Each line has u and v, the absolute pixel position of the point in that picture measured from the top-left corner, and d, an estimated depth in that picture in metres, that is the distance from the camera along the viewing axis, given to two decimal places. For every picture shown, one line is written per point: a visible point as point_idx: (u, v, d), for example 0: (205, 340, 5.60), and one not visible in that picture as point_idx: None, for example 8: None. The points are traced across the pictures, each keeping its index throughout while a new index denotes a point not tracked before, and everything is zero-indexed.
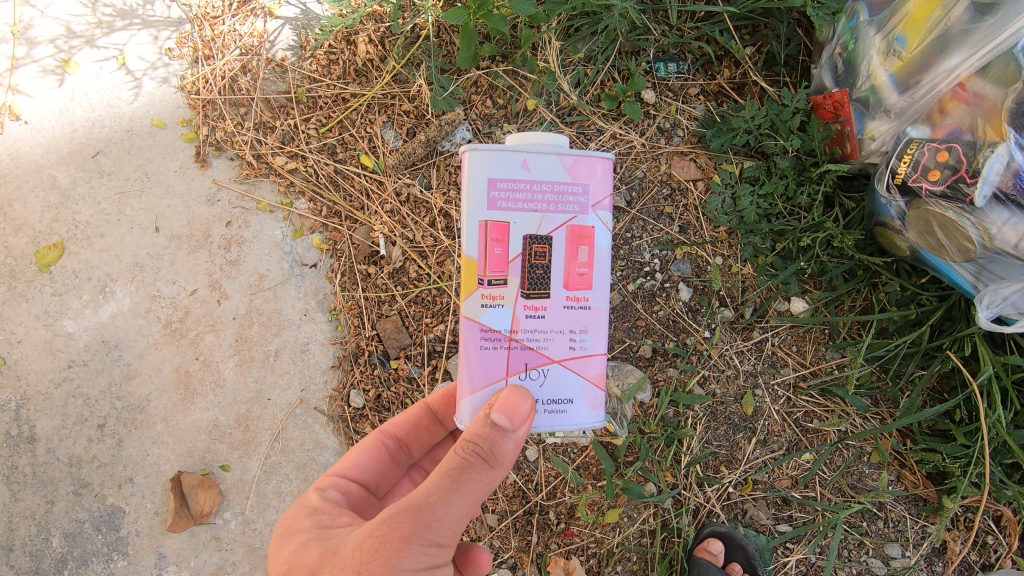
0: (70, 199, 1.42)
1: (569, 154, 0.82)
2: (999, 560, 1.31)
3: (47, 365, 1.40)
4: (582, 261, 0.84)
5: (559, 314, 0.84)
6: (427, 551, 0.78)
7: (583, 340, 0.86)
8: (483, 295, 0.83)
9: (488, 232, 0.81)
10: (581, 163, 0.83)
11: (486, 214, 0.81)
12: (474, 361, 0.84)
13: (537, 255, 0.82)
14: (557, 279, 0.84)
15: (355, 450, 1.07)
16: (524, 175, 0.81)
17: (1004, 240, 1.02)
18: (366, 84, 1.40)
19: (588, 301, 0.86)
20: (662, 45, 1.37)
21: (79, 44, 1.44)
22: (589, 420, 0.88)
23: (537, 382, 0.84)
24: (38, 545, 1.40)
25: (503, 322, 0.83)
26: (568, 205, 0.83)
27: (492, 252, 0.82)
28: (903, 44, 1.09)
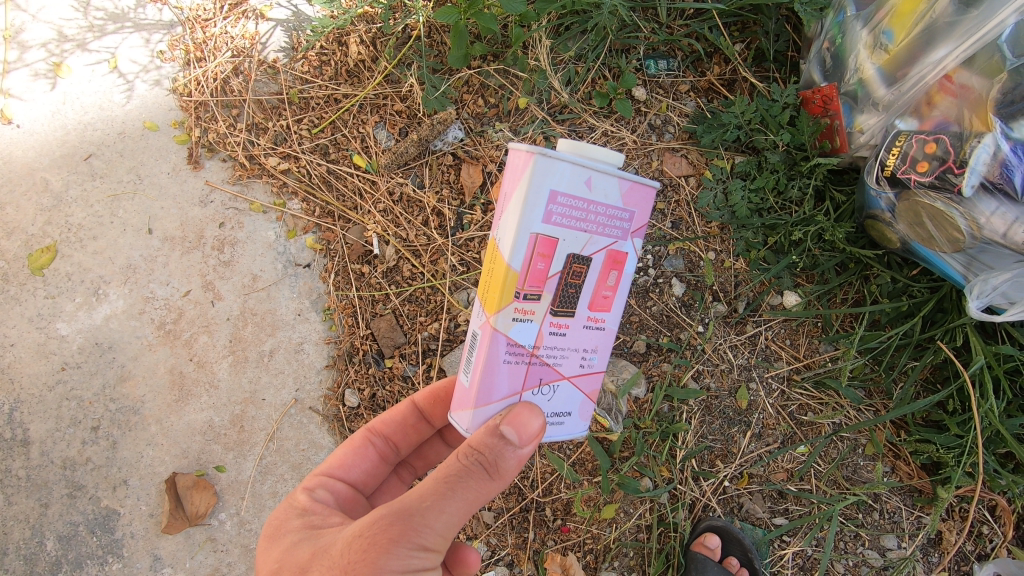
0: (63, 202, 1.42)
1: (628, 180, 0.81)
2: (995, 550, 1.31)
3: (40, 368, 1.40)
4: (610, 285, 0.85)
5: (578, 333, 0.85)
6: (414, 556, 0.77)
7: (592, 359, 0.88)
8: (516, 309, 0.79)
9: (537, 246, 0.77)
10: (634, 191, 0.82)
11: (540, 227, 0.76)
12: (495, 373, 0.81)
13: (574, 274, 0.80)
14: (583, 300, 0.83)
15: (342, 449, 1.07)
16: (586, 194, 0.78)
17: (993, 229, 1.01)
18: (357, 85, 1.40)
19: (605, 323, 0.87)
20: (651, 43, 1.38)
21: (71, 48, 1.44)
22: (578, 431, 0.91)
23: (545, 397, 0.85)
24: (33, 548, 1.39)
25: (529, 338, 0.81)
26: (614, 229, 0.82)
27: (535, 266, 0.78)
28: (890, 37, 1.10)
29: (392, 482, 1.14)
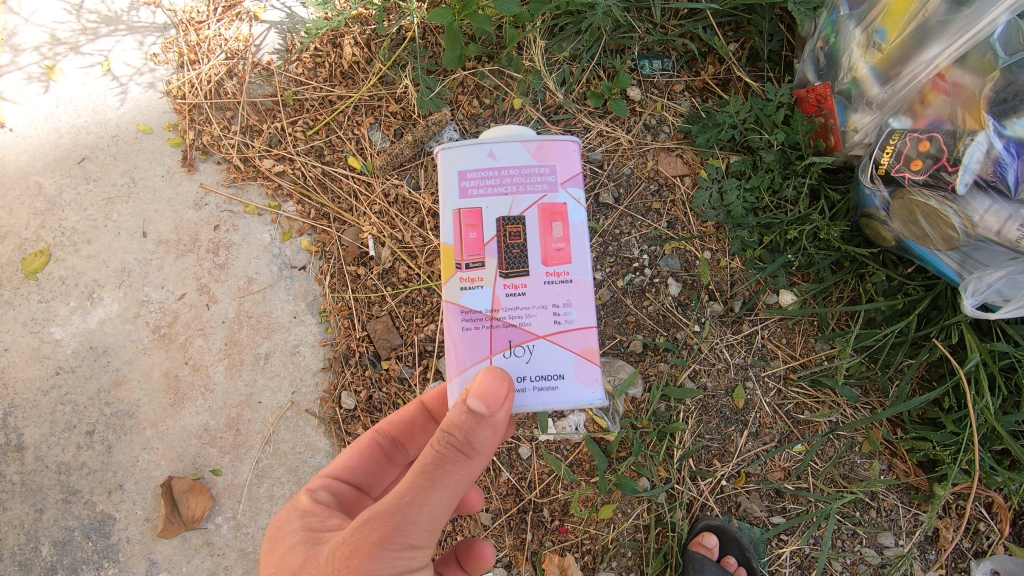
0: (56, 206, 1.41)
1: (533, 140, 0.88)
2: (992, 546, 1.31)
3: (34, 373, 1.39)
4: (557, 237, 0.87)
5: (540, 290, 0.87)
6: (402, 556, 0.77)
7: (568, 313, 0.87)
8: (461, 279, 0.88)
9: (462, 219, 0.87)
10: (545, 147, 0.89)
11: (459, 203, 0.87)
12: (456, 342, 0.88)
13: (511, 235, 0.86)
14: (534, 256, 0.86)
15: (348, 449, 1.05)
16: (492, 163, 0.88)
17: (987, 226, 1.02)
18: (352, 86, 1.40)
19: (570, 275, 0.87)
20: (646, 43, 1.38)
21: (64, 51, 1.44)
22: (583, 396, 0.87)
23: (522, 358, 0.86)
24: (27, 554, 1.38)
25: (484, 303, 0.87)
26: (537, 185, 0.88)
27: (467, 236, 0.87)
28: (883, 36, 1.11)
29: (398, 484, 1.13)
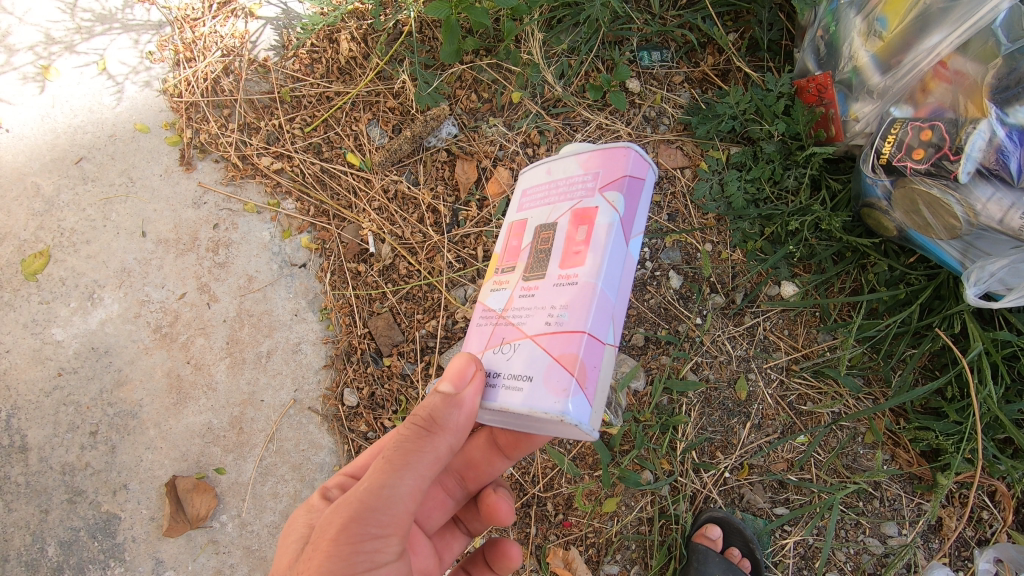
0: (55, 206, 1.41)
1: (586, 153, 0.96)
2: (995, 534, 1.31)
3: (37, 374, 1.39)
4: (579, 239, 0.90)
5: (548, 291, 0.89)
6: (367, 546, 0.78)
7: (561, 316, 0.86)
8: (496, 281, 0.99)
9: (512, 228, 1.00)
10: (595, 158, 0.95)
11: (515, 215, 1.01)
12: (473, 335, 0.97)
13: (542, 240, 0.94)
14: (554, 259, 0.91)
15: (368, 449, 1.05)
16: (546, 178, 0.99)
17: (989, 215, 1.01)
18: (349, 82, 1.39)
19: (577, 277, 0.87)
20: (645, 34, 1.38)
21: (59, 50, 1.44)
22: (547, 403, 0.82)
23: (506, 355, 0.89)
24: (33, 554, 1.38)
25: (501, 302, 0.95)
26: (576, 192, 0.94)
27: (511, 244, 0.99)
28: (884, 24, 1.09)
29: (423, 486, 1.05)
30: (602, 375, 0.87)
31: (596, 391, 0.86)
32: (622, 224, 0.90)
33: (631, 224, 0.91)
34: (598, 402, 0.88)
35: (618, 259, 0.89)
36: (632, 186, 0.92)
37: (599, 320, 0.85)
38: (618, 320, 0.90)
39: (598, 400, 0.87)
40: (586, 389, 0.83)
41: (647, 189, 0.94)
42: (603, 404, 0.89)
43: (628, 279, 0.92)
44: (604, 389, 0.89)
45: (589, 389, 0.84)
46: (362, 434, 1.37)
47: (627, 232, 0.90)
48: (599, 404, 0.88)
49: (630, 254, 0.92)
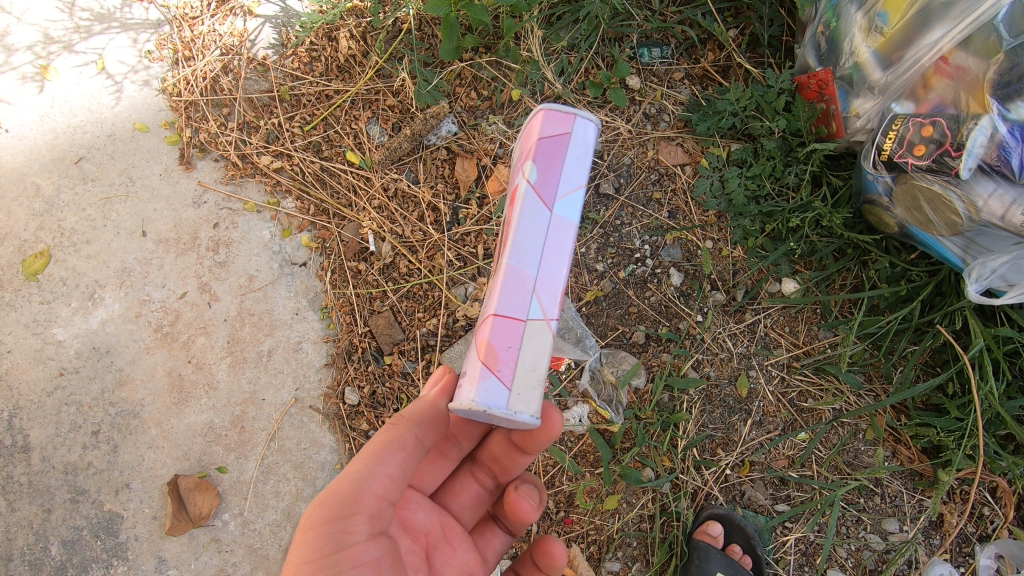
0: (55, 206, 1.41)
1: (526, 129, 0.89)
2: (996, 530, 1.31)
3: (38, 374, 1.39)
4: (508, 223, 0.84)
5: (491, 284, 0.86)
6: (332, 527, 0.81)
7: (486, 306, 0.82)
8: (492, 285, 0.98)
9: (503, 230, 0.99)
10: (527, 130, 0.87)
11: (507, 216, 1.00)
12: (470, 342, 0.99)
13: (501, 234, 0.90)
14: (499, 251, 0.87)
15: None
16: (516, 169, 0.95)
17: (991, 211, 1.01)
18: (348, 80, 1.39)
19: (500, 262, 0.82)
20: (645, 31, 1.37)
21: (58, 50, 1.43)
22: (460, 395, 0.78)
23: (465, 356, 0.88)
24: (36, 554, 1.39)
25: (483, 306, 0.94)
26: (517, 174, 0.88)
27: (502, 246, 0.98)
28: (885, 20, 1.08)
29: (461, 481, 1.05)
30: (526, 356, 0.78)
31: (516, 374, 0.77)
32: (536, 192, 0.80)
33: (551, 187, 0.80)
34: (528, 386, 0.78)
35: (534, 230, 0.80)
36: (550, 146, 0.81)
37: (511, 299, 0.78)
38: (547, 294, 0.79)
39: (524, 384, 0.78)
40: (500, 373, 0.77)
41: (576, 144, 0.82)
42: (539, 388, 0.78)
43: (561, 248, 0.80)
44: (538, 371, 0.78)
45: (502, 374, 0.77)
46: (364, 432, 1.37)
47: (545, 198, 0.80)
48: (531, 387, 0.78)
49: (558, 220, 0.80)
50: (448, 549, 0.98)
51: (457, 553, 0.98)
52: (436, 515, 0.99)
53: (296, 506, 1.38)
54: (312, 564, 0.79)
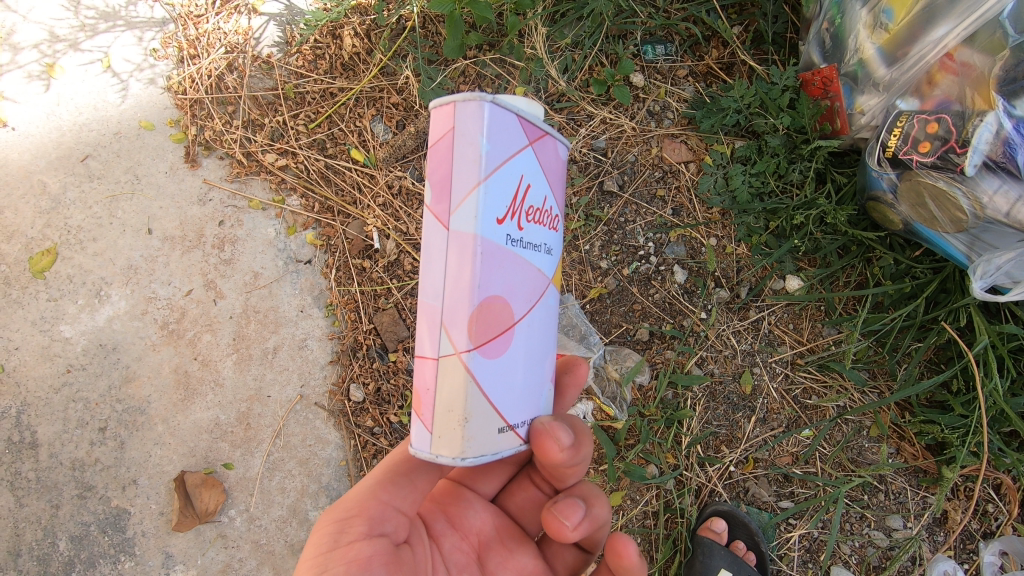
0: (61, 204, 1.41)
1: None
2: (1000, 527, 1.31)
3: (45, 371, 1.40)
4: None
5: None
6: (333, 526, 0.79)
7: None
8: None
9: None
10: None
11: None
12: None
13: None
14: None
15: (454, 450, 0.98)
16: None
17: (996, 208, 1.00)
18: (353, 78, 1.39)
19: None
20: (649, 27, 1.37)
21: (64, 48, 1.44)
22: None
23: None
24: (45, 549, 1.40)
25: None
26: None
27: None
28: (890, 16, 1.07)
29: (522, 481, 0.96)
30: (442, 395, 0.69)
31: (436, 416, 0.70)
32: (432, 211, 0.70)
33: (445, 199, 0.68)
34: (448, 427, 0.69)
35: (434, 255, 0.69)
36: (438, 152, 0.69)
37: (424, 337, 0.71)
38: (456, 324, 0.68)
39: (445, 425, 0.70)
40: (422, 416, 0.71)
41: (459, 137, 0.67)
42: (460, 428, 0.69)
43: (463, 265, 0.68)
44: (458, 411, 0.69)
45: (424, 417, 0.71)
46: (369, 429, 1.38)
47: (439, 216, 0.69)
48: (451, 429, 0.69)
49: (455, 235, 0.68)
50: (504, 551, 0.88)
51: (514, 556, 0.88)
52: (490, 515, 0.91)
53: (302, 503, 1.39)
54: (313, 561, 0.77)
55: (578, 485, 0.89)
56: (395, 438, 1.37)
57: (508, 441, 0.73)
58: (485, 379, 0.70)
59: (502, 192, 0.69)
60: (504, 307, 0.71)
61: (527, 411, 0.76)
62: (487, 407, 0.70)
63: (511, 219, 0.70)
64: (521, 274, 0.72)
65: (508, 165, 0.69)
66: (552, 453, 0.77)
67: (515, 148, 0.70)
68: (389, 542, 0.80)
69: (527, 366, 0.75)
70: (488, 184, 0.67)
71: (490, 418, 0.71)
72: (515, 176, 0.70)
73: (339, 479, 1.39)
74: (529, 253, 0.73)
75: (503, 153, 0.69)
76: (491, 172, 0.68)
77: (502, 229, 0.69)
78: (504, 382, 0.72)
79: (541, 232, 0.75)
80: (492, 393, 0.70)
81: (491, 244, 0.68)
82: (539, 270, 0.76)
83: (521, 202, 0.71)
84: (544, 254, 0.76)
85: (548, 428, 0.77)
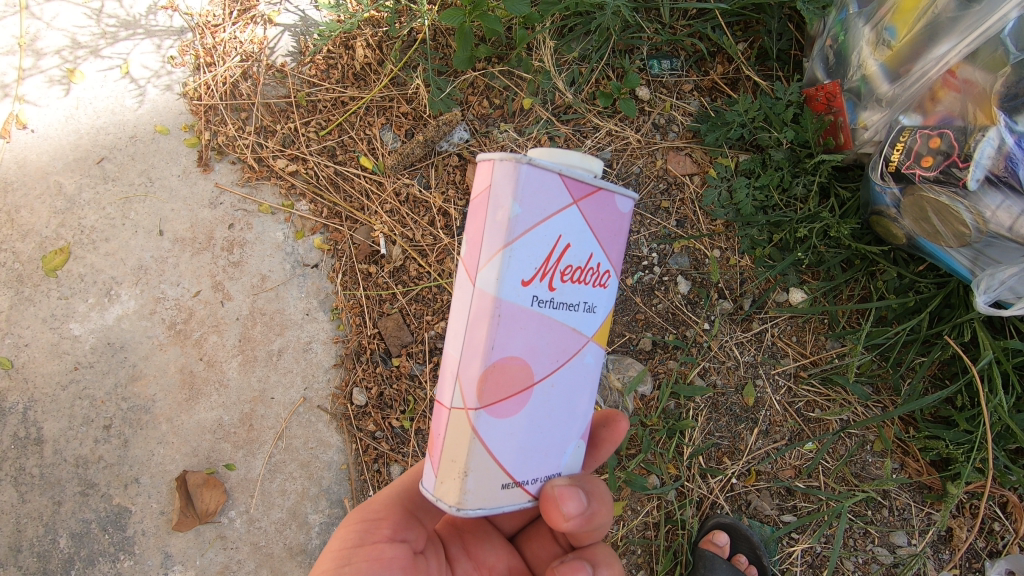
0: (76, 205, 1.44)
1: None
2: (1006, 547, 1.30)
3: (54, 368, 1.42)
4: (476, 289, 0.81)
5: None
6: (360, 525, 0.85)
7: None
8: None
9: None
10: None
11: None
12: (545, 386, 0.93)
13: None
14: None
15: None
16: None
17: (999, 222, 1.01)
18: (364, 87, 1.42)
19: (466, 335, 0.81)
20: (654, 43, 1.39)
21: (84, 54, 1.48)
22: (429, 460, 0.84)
23: None
24: (46, 545, 1.40)
25: None
26: None
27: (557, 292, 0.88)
28: (893, 34, 1.10)
29: (542, 530, 0.98)
30: (451, 442, 0.75)
31: (442, 462, 0.75)
32: (466, 263, 0.76)
33: (476, 254, 0.74)
34: (451, 475, 0.74)
35: (462, 305, 0.75)
36: (478, 208, 0.75)
37: (445, 384, 0.77)
38: (468, 377, 0.73)
39: (448, 472, 0.75)
40: (432, 456, 0.77)
41: (494, 199, 0.72)
42: (459, 480, 0.74)
43: (481, 323, 0.72)
44: (460, 462, 0.74)
45: (433, 457, 0.77)
46: (371, 433, 1.39)
47: (469, 270, 0.74)
48: (452, 476, 0.74)
49: (478, 292, 0.73)
50: None
51: None
52: (506, 555, 0.94)
53: (302, 505, 1.40)
54: (337, 554, 0.82)
55: (592, 547, 0.90)
56: (396, 443, 1.38)
57: (509, 497, 0.76)
58: (491, 436, 0.74)
59: (529, 255, 0.72)
60: (521, 367, 0.74)
61: (536, 469, 0.78)
62: (490, 461, 0.74)
63: (536, 282, 0.73)
64: (543, 336, 0.75)
65: (539, 229, 0.72)
66: (556, 520, 0.79)
67: (549, 213, 0.73)
68: (409, 548, 0.84)
69: (543, 426, 0.78)
70: (514, 247, 0.72)
71: (492, 474, 0.75)
72: (546, 240, 0.73)
73: (340, 483, 1.40)
74: (554, 316, 0.76)
75: (534, 217, 0.72)
76: (519, 236, 0.72)
77: (527, 291, 0.73)
78: (511, 441, 0.75)
79: (574, 294, 0.77)
80: (496, 449, 0.74)
81: (512, 305, 0.72)
82: (569, 332, 0.78)
83: (550, 264, 0.74)
84: (576, 316, 0.78)
85: (557, 495, 0.78)
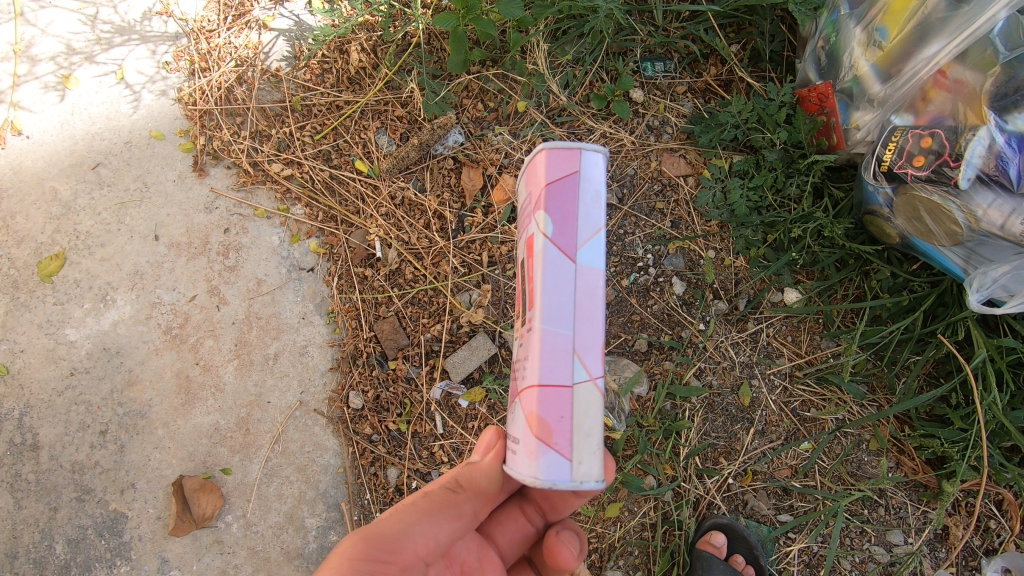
0: (71, 210, 1.44)
1: (524, 166, 0.84)
2: (1003, 544, 1.30)
3: (49, 374, 1.42)
4: (527, 276, 0.81)
5: (523, 338, 0.83)
6: (365, 564, 0.84)
7: (524, 368, 0.80)
8: (516, 329, 0.93)
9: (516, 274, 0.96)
10: (527, 172, 0.83)
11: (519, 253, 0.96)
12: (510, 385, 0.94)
13: (521, 280, 0.87)
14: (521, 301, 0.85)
15: None
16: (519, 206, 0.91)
17: (990, 221, 1.02)
18: (359, 91, 1.43)
19: (529, 321, 0.79)
20: (648, 45, 1.40)
21: (79, 60, 1.48)
22: (518, 470, 0.76)
23: (510, 411, 0.85)
24: (41, 552, 1.40)
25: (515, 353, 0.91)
26: (526, 218, 0.84)
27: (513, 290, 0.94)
28: (883, 34, 1.11)
29: (513, 514, 1.02)
30: (582, 420, 0.75)
31: (574, 443, 0.74)
32: (556, 243, 0.76)
33: (571, 234, 0.76)
34: (590, 450, 0.74)
35: (563, 283, 0.75)
36: (563, 189, 0.77)
37: (552, 368, 0.75)
38: (589, 351, 0.75)
39: (585, 449, 0.74)
40: (556, 445, 0.74)
41: (587, 182, 0.77)
42: (599, 451, 0.75)
43: (595, 296, 0.76)
44: (595, 434, 0.75)
45: (560, 444, 0.74)
46: (367, 437, 1.39)
47: (567, 250, 0.76)
48: (593, 451, 0.75)
49: (586, 269, 0.76)
50: None
51: None
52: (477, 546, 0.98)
53: (299, 509, 1.40)
54: None
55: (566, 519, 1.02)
56: (393, 446, 1.38)
57: None
58: None
59: None
60: None
61: None
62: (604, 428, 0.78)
63: None
64: None
65: None
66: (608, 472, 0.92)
67: None
68: None
69: None
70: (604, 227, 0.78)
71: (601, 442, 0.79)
72: None
73: (337, 486, 1.39)
74: None
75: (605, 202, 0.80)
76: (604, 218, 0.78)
77: None
78: None
79: None
80: None
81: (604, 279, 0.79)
82: None
83: None
84: None
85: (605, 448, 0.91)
